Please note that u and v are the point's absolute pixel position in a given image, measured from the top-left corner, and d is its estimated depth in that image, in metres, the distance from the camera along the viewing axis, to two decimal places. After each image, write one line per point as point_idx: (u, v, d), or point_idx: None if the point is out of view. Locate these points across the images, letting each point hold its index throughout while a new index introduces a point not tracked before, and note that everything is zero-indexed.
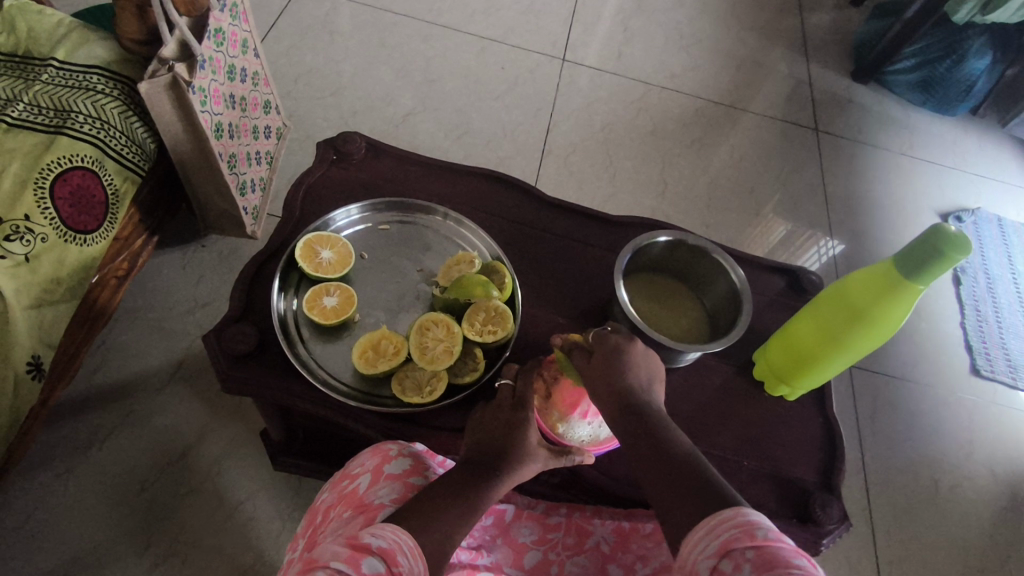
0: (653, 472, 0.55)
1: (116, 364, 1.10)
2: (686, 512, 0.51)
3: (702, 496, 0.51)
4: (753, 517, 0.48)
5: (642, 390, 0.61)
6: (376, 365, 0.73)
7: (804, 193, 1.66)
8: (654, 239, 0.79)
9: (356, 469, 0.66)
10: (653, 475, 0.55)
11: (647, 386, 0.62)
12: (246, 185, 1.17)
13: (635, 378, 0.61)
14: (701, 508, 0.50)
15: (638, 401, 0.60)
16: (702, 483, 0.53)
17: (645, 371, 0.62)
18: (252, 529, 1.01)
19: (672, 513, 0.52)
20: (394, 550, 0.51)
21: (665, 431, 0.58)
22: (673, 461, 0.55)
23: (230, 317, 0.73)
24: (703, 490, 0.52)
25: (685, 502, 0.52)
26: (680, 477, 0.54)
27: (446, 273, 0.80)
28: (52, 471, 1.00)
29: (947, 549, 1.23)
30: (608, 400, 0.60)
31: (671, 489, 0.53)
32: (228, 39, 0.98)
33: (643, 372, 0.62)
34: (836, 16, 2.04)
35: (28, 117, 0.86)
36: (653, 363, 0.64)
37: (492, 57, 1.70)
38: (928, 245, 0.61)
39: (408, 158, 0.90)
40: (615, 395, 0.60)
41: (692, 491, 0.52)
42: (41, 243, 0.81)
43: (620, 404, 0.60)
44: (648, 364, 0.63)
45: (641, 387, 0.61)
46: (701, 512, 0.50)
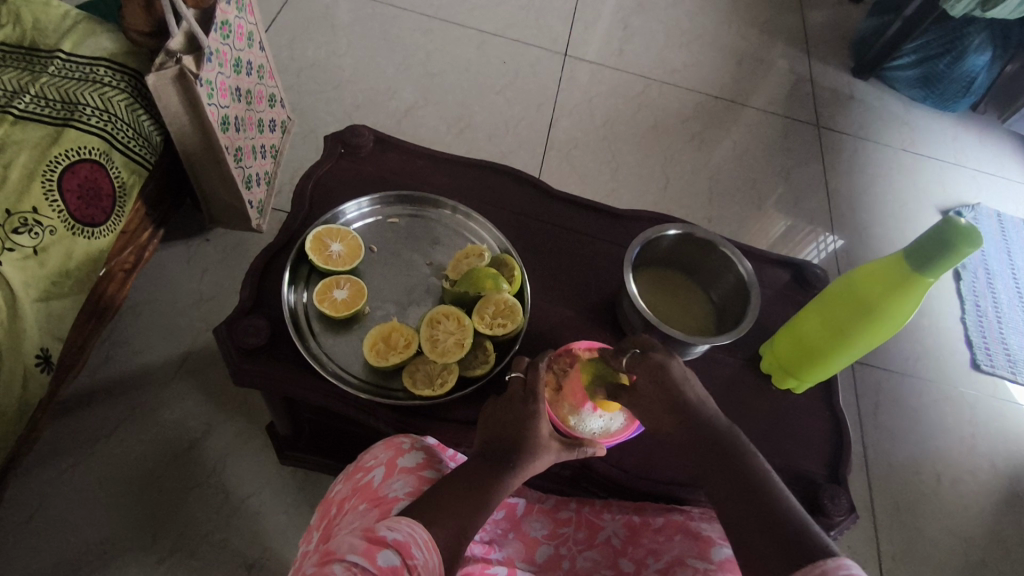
0: (728, 491, 0.60)
1: (120, 358, 1.10)
2: (760, 535, 0.55)
3: (774, 520, 0.55)
4: (844, 563, 0.49)
5: (700, 408, 0.65)
6: (386, 358, 0.73)
7: (806, 189, 1.67)
8: (663, 232, 0.79)
9: (369, 461, 0.66)
10: (727, 492, 0.60)
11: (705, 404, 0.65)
12: (251, 179, 1.16)
13: (690, 394, 0.65)
14: (770, 529, 0.55)
15: (703, 420, 0.64)
16: (770, 504, 0.57)
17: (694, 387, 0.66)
18: (259, 522, 1.01)
19: (747, 531, 0.56)
20: (409, 543, 0.51)
21: (734, 448, 0.62)
22: (744, 482, 0.59)
23: (241, 310, 0.73)
24: (772, 512, 0.56)
25: (757, 522, 0.56)
26: (753, 499, 0.58)
27: (454, 266, 0.80)
28: (59, 464, 1.00)
29: (950, 542, 1.24)
30: (674, 421, 0.65)
31: (746, 508, 0.58)
32: (234, 32, 0.98)
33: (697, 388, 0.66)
34: (837, 11, 2.05)
35: (35, 109, 0.85)
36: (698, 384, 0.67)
37: (494, 51, 1.70)
38: (939, 238, 0.61)
39: (416, 151, 0.90)
40: (679, 415, 0.65)
41: (763, 513, 0.56)
42: (49, 236, 0.81)
43: (690, 426, 0.64)
44: (694, 379, 0.66)
45: (700, 409, 0.65)
46: (772, 532, 0.54)
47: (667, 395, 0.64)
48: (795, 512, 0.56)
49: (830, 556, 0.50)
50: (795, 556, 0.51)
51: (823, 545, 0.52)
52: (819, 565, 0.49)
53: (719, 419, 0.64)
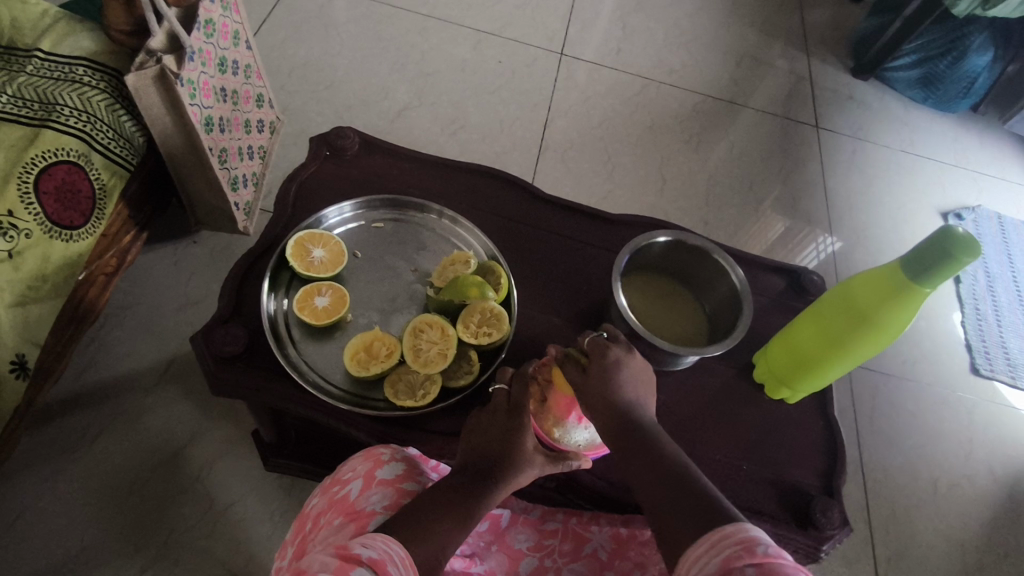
0: (647, 483, 0.54)
1: (104, 362, 1.09)
2: (678, 520, 0.49)
3: (695, 503, 0.50)
4: (753, 533, 0.45)
5: (631, 401, 0.60)
6: (367, 367, 0.71)
7: (804, 191, 1.65)
8: (654, 239, 0.77)
9: (347, 473, 0.64)
10: (646, 483, 0.54)
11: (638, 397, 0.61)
12: (237, 180, 1.14)
13: (625, 389, 0.61)
14: (691, 513, 0.49)
15: (633, 413, 0.59)
16: (691, 490, 0.52)
17: (633, 384, 0.62)
18: (243, 530, 0.99)
19: (664, 519, 0.51)
20: (385, 561, 0.49)
21: (658, 443, 0.57)
22: (664, 471, 0.54)
23: (219, 317, 0.71)
24: (690, 498, 0.51)
25: (676, 507, 0.50)
26: (673, 485, 0.52)
27: (440, 273, 0.78)
28: (39, 471, 0.98)
29: (948, 551, 1.22)
30: (600, 414, 0.59)
31: (666, 497, 0.52)
32: (218, 31, 0.96)
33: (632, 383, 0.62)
34: (838, 11, 2.02)
35: (11, 109, 0.83)
36: (648, 384, 0.63)
37: (489, 51, 1.67)
38: (936, 247, 0.59)
39: (403, 154, 0.88)
40: (605, 408, 0.59)
41: (682, 499, 0.51)
42: (24, 239, 0.79)
43: (615, 420, 0.59)
44: (642, 382, 0.63)
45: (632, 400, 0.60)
46: (692, 515, 0.49)
47: (605, 388, 0.60)
48: (716, 496, 0.50)
49: (737, 528, 0.45)
50: (709, 532, 0.46)
51: (738, 520, 0.46)
52: (727, 539, 0.45)
53: (648, 416, 0.60)
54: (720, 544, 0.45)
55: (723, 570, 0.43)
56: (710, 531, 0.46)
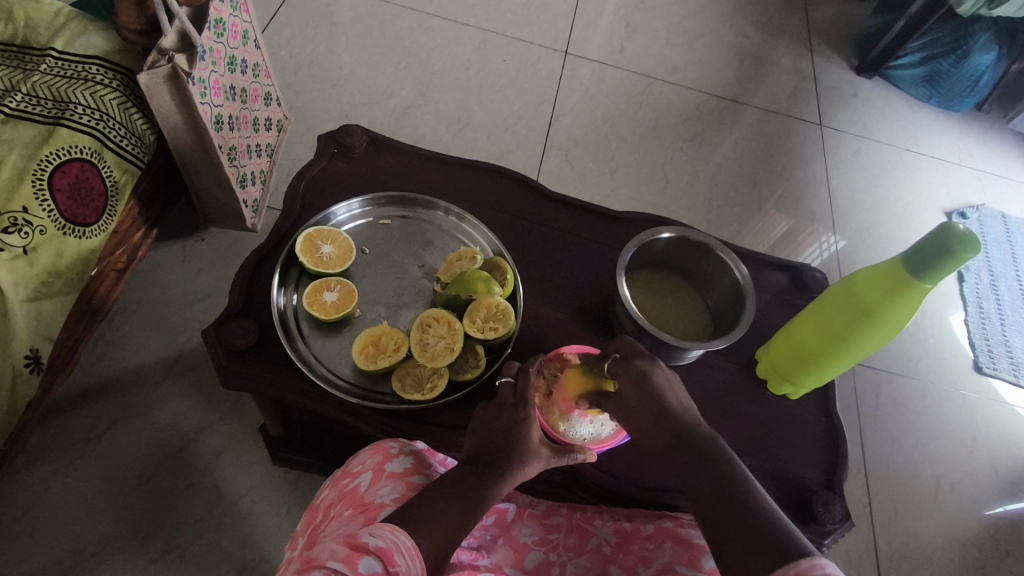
0: (707, 498, 0.56)
1: (115, 357, 1.10)
2: (742, 538, 0.52)
3: (755, 524, 0.53)
4: (826, 564, 0.47)
5: (683, 414, 0.62)
6: (375, 361, 0.72)
7: (807, 189, 1.65)
8: (657, 235, 0.78)
9: (357, 467, 0.65)
10: (704, 497, 0.57)
11: (688, 408, 0.63)
12: (246, 178, 1.16)
13: (674, 401, 0.63)
14: (750, 532, 0.52)
15: (683, 423, 0.61)
16: (751, 509, 0.54)
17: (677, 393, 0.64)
18: (252, 523, 1.01)
19: (726, 537, 0.53)
20: (392, 550, 0.51)
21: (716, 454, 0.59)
22: (723, 487, 0.56)
23: (230, 312, 0.72)
24: (753, 517, 0.53)
25: (739, 526, 0.53)
26: (732, 504, 0.55)
27: (447, 269, 0.79)
28: (52, 463, 1.00)
29: (950, 547, 1.23)
30: (656, 427, 0.62)
31: (727, 514, 0.54)
32: (228, 30, 0.97)
33: (680, 396, 0.64)
34: (842, 10, 2.03)
35: (26, 108, 0.84)
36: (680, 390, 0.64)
37: (494, 50, 1.68)
38: (938, 243, 0.60)
39: (410, 152, 0.89)
40: (661, 421, 0.62)
41: (743, 518, 0.53)
42: (39, 236, 0.80)
43: (670, 431, 0.61)
44: (680, 389, 0.65)
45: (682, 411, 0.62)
46: (754, 535, 0.52)
47: (652, 402, 0.62)
48: (776, 515, 0.53)
49: (804, 554, 0.49)
50: (779, 558, 0.49)
51: (805, 548, 0.49)
52: (796, 565, 0.48)
53: (703, 426, 0.62)
54: (790, 569, 0.48)
55: None
56: (775, 556, 0.49)
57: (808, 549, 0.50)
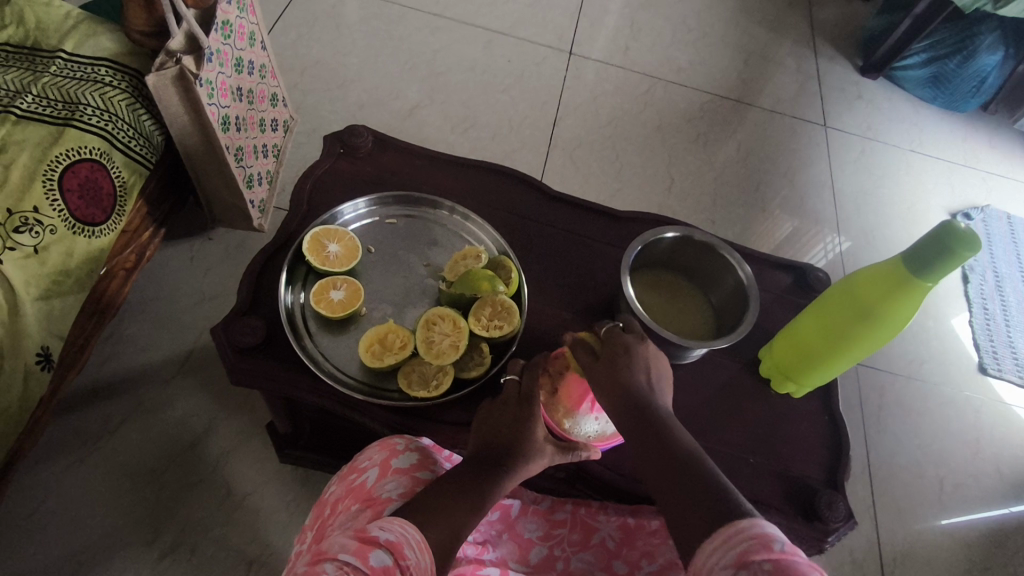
0: (657, 468, 0.56)
1: (123, 356, 1.11)
2: (687, 506, 0.52)
3: (702, 491, 0.52)
4: (768, 529, 0.47)
5: (641, 386, 0.61)
6: (382, 359, 0.73)
7: (811, 189, 1.65)
8: (661, 234, 0.79)
9: (363, 462, 0.65)
10: (655, 467, 0.56)
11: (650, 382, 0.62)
12: (252, 178, 1.17)
13: (638, 374, 0.62)
14: (699, 503, 0.51)
15: (643, 398, 0.61)
16: (700, 477, 0.54)
17: (650, 368, 0.63)
18: (259, 520, 1.01)
19: (673, 507, 0.53)
20: (401, 543, 0.51)
21: (667, 426, 0.59)
22: (674, 457, 0.56)
23: (238, 309, 0.73)
24: (701, 485, 0.53)
25: (686, 495, 0.53)
26: (682, 474, 0.54)
27: (452, 267, 0.80)
28: (61, 460, 1.01)
29: (954, 547, 1.23)
30: (611, 399, 0.61)
31: (675, 482, 0.54)
32: (235, 32, 0.98)
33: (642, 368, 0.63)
34: (846, 10, 2.03)
35: (37, 109, 0.86)
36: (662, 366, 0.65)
37: (499, 50, 1.69)
38: (938, 242, 0.60)
39: (416, 152, 0.90)
40: (618, 392, 0.60)
41: (691, 486, 0.53)
42: (50, 235, 0.82)
43: (624, 404, 0.60)
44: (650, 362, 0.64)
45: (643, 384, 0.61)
46: (700, 503, 0.51)
47: (616, 377, 0.61)
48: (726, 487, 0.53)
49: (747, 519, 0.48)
50: (719, 524, 0.48)
51: (749, 513, 0.49)
52: (737, 531, 0.47)
53: (657, 400, 0.61)
54: (730, 537, 0.47)
55: (738, 564, 0.45)
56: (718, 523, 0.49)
57: (752, 515, 0.49)
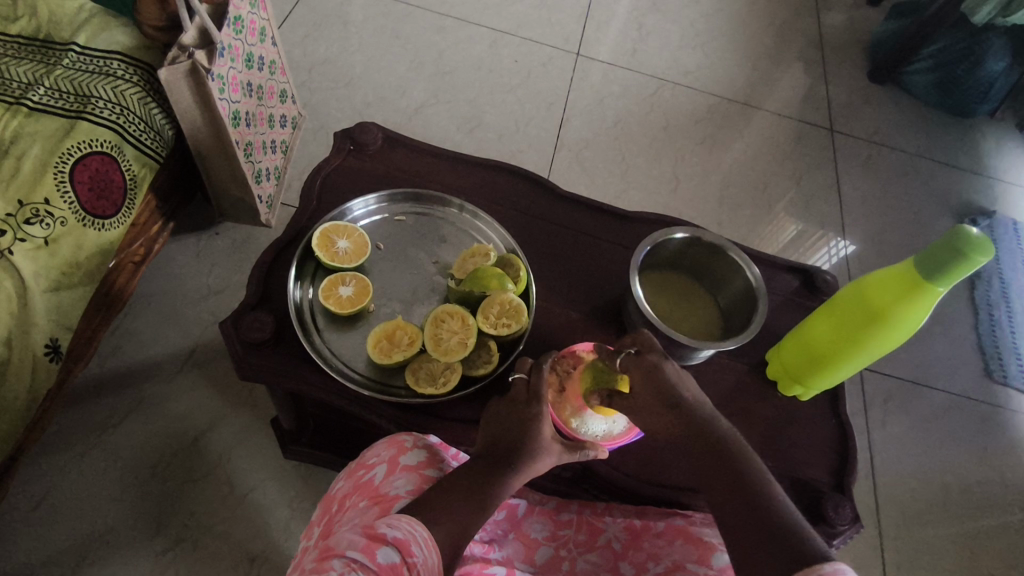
0: (730, 502, 0.59)
1: (129, 349, 1.11)
2: (760, 533, 0.55)
3: (771, 519, 0.55)
4: (846, 571, 0.49)
5: (705, 413, 0.64)
6: (390, 355, 0.73)
7: (818, 193, 1.65)
8: (671, 235, 0.79)
9: (371, 459, 0.66)
10: (724, 491, 0.59)
11: (704, 404, 0.65)
12: (261, 174, 1.17)
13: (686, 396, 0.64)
14: (767, 534, 0.54)
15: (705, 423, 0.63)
16: (770, 510, 0.56)
17: (687, 386, 0.66)
18: (262, 515, 1.02)
19: (748, 535, 0.56)
20: (409, 541, 0.51)
21: (730, 453, 0.61)
22: (743, 484, 0.59)
23: (247, 305, 0.73)
24: (773, 515, 0.56)
25: (755, 521, 0.56)
26: (757, 511, 0.57)
27: (460, 265, 0.80)
28: (66, 452, 1.01)
29: (956, 553, 1.23)
30: (676, 423, 0.64)
31: (746, 511, 0.57)
32: (247, 27, 0.98)
33: (697, 392, 0.66)
34: (854, 14, 2.02)
35: (49, 101, 0.86)
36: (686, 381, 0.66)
37: (506, 50, 1.69)
38: (948, 248, 0.61)
39: (425, 150, 0.90)
40: (683, 418, 0.64)
41: (760, 514, 0.56)
42: (60, 227, 0.82)
43: (690, 425, 0.63)
44: (690, 383, 0.66)
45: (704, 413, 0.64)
46: (771, 533, 0.54)
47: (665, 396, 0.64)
48: (796, 520, 0.55)
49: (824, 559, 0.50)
50: (800, 565, 0.51)
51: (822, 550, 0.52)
52: (815, 569, 0.50)
53: (721, 423, 0.64)
54: (808, 573, 0.50)
55: None
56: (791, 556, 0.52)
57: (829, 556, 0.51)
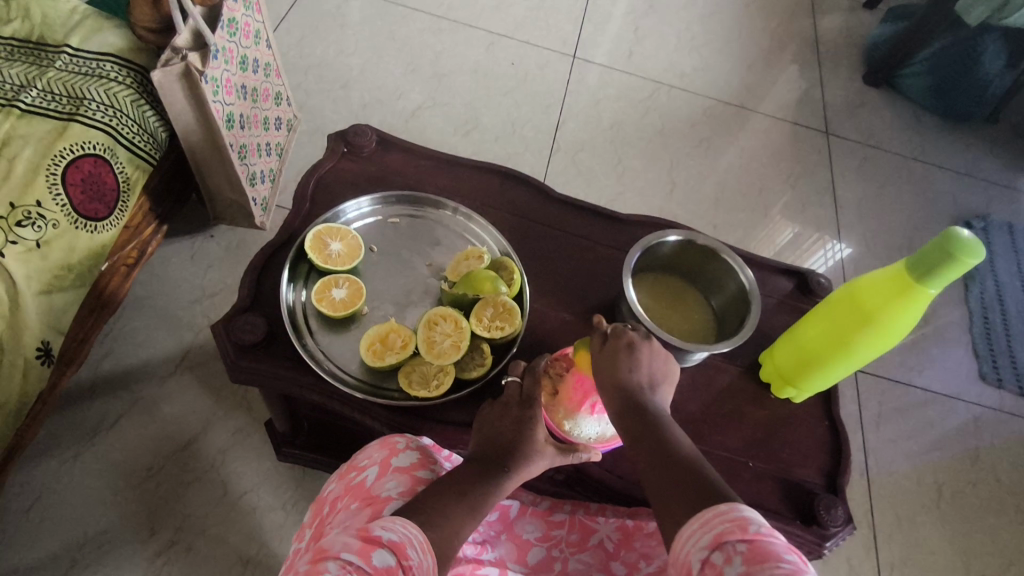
0: (649, 461, 0.57)
1: (123, 352, 1.11)
2: (682, 499, 0.52)
3: (695, 486, 0.53)
4: (746, 514, 0.48)
5: (646, 391, 0.62)
6: (383, 358, 0.73)
7: (813, 195, 1.66)
8: (664, 238, 0.79)
9: (363, 460, 0.65)
10: (651, 463, 0.57)
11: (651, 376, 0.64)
12: (256, 176, 1.17)
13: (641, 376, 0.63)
14: (680, 489, 0.53)
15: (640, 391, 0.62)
16: (686, 466, 0.55)
17: (652, 369, 0.64)
18: (255, 518, 1.01)
19: (669, 502, 0.53)
20: (404, 543, 0.51)
21: (656, 418, 0.61)
22: (670, 454, 0.57)
23: (240, 307, 0.73)
24: (688, 471, 0.55)
25: (671, 477, 0.55)
26: (672, 468, 0.56)
27: (454, 268, 0.80)
28: (58, 455, 1.01)
29: (949, 555, 1.23)
30: (613, 396, 0.62)
31: (670, 480, 0.55)
32: (241, 30, 0.98)
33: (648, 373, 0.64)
34: (850, 17, 2.03)
35: (41, 103, 0.86)
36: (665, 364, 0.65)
37: (503, 53, 1.70)
38: (940, 249, 0.61)
39: (419, 152, 0.90)
40: (620, 391, 0.62)
41: (677, 472, 0.55)
42: (52, 229, 0.82)
43: (626, 400, 0.61)
44: (657, 362, 0.65)
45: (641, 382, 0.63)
46: (692, 498, 0.52)
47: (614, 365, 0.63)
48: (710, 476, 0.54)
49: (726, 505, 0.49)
50: (701, 512, 0.49)
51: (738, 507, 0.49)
52: (715, 513, 0.49)
53: (658, 403, 0.63)
54: (707, 519, 0.49)
55: (715, 544, 0.47)
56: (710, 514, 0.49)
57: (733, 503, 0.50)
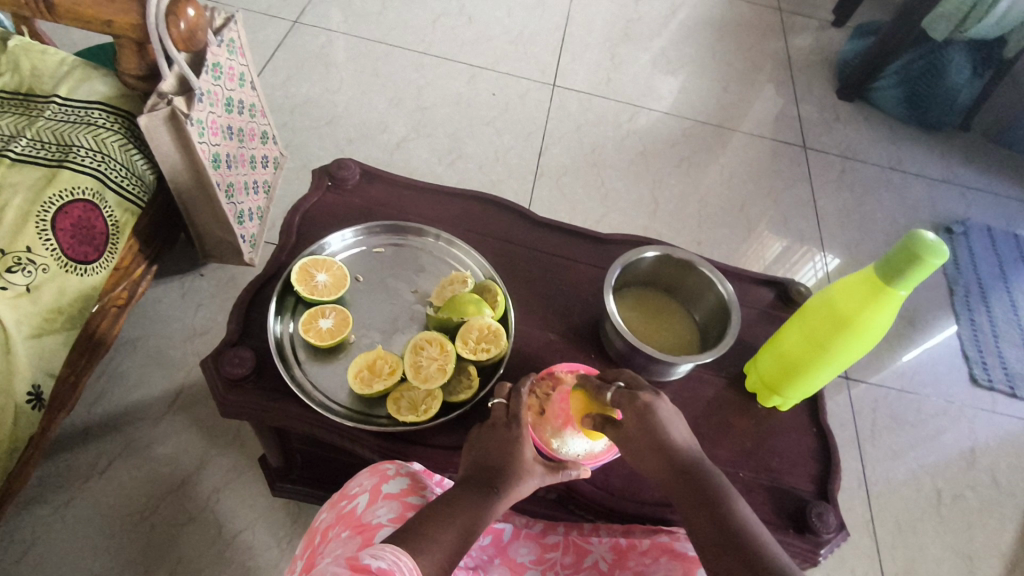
0: (701, 529, 0.60)
1: (115, 394, 1.11)
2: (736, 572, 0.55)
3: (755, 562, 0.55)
4: None
5: (686, 449, 0.65)
6: (371, 385, 0.74)
7: (794, 208, 1.69)
8: (642, 254, 0.81)
9: (355, 489, 0.66)
10: (716, 545, 0.58)
11: (685, 437, 0.66)
12: (243, 215, 1.19)
13: (676, 436, 0.65)
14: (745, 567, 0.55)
15: (684, 457, 0.64)
16: (746, 541, 0.57)
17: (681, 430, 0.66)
18: (253, 556, 1.00)
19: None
20: (393, 570, 0.50)
21: (708, 484, 0.62)
22: (719, 517, 0.59)
23: (228, 341, 0.74)
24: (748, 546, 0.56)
25: (731, 554, 0.56)
26: (733, 539, 0.57)
27: (439, 293, 0.82)
28: (50, 502, 1.00)
29: (954, 560, 1.22)
30: (657, 461, 0.64)
31: (733, 554, 0.56)
32: (225, 73, 1.01)
33: (684, 432, 0.66)
34: (820, 36, 2.10)
35: (31, 151, 0.87)
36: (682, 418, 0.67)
37: (484, 84, 1.74)
38: (905, 252, 0.62)
39: (402, 183, 0.92)
40: (662, 455, 0.64)
41: (736, 546, 0.57)
42: (42, 274, 0.83)
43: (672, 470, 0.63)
44: (682, 423, 0.67)
45: (683, 447, 0.64)
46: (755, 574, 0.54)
47: (653, 434, 0.64)
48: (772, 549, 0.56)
49: None
50: None
51: None
52: None
53: (703, 463, 0.65)
54: None
55: None
56: None
57: None
